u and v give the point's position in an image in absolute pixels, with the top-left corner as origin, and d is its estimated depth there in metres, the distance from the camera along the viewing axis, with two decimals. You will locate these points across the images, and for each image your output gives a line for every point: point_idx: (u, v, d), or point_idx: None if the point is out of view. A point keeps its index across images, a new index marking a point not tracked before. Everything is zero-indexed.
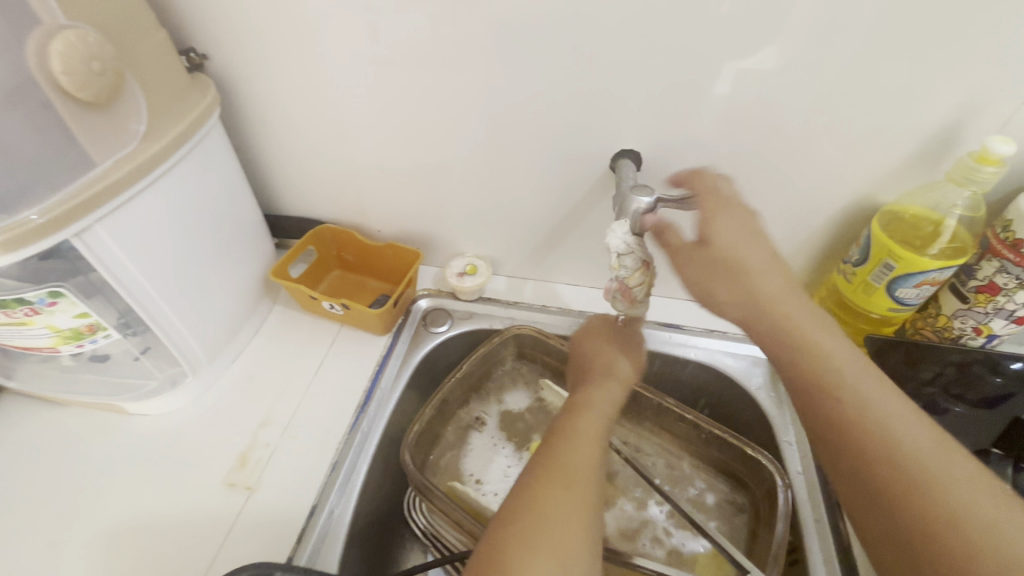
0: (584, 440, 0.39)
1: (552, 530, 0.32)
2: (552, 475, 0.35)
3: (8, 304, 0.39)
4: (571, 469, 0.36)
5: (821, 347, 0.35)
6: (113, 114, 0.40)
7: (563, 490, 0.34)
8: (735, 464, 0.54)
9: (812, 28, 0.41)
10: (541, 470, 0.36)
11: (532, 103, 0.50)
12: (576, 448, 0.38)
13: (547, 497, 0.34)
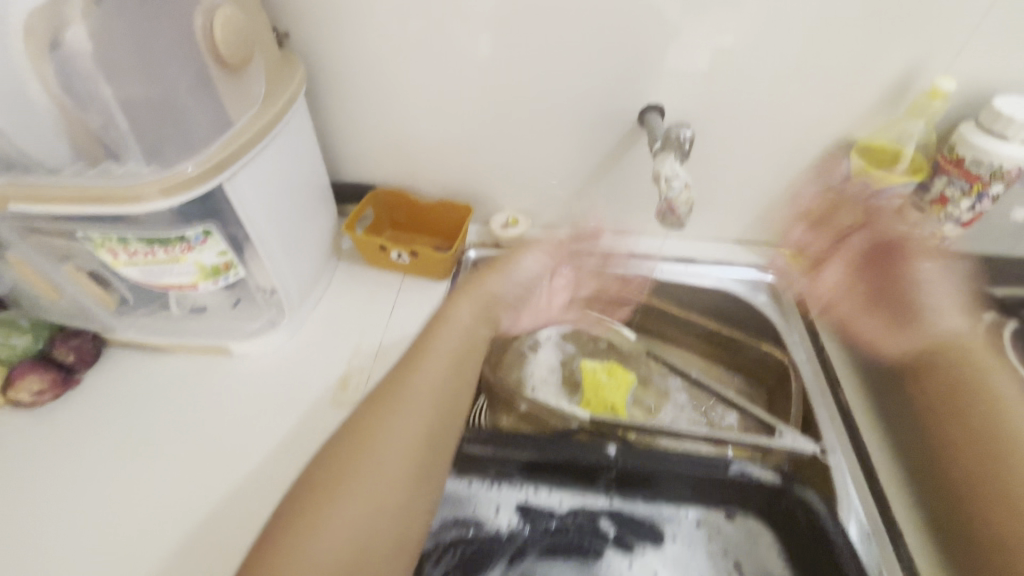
0: (414, 400, 0.44)
1: (331, 504, 0.38)
2: (354, 445, 0.41)
3: (170, 241, 0.46)
4: (359, 449, 0.41)
5: (988, 387, 0.52)
6: (245, 78, 0.47)
7: (382, 440, 0.41)
8: (745, 360, 0.67)
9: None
10: (338, 446, 0.41)
11: (567, 65, 0.61)
12: (404, 403, 0.44)
13: (362, 445, 0.41)
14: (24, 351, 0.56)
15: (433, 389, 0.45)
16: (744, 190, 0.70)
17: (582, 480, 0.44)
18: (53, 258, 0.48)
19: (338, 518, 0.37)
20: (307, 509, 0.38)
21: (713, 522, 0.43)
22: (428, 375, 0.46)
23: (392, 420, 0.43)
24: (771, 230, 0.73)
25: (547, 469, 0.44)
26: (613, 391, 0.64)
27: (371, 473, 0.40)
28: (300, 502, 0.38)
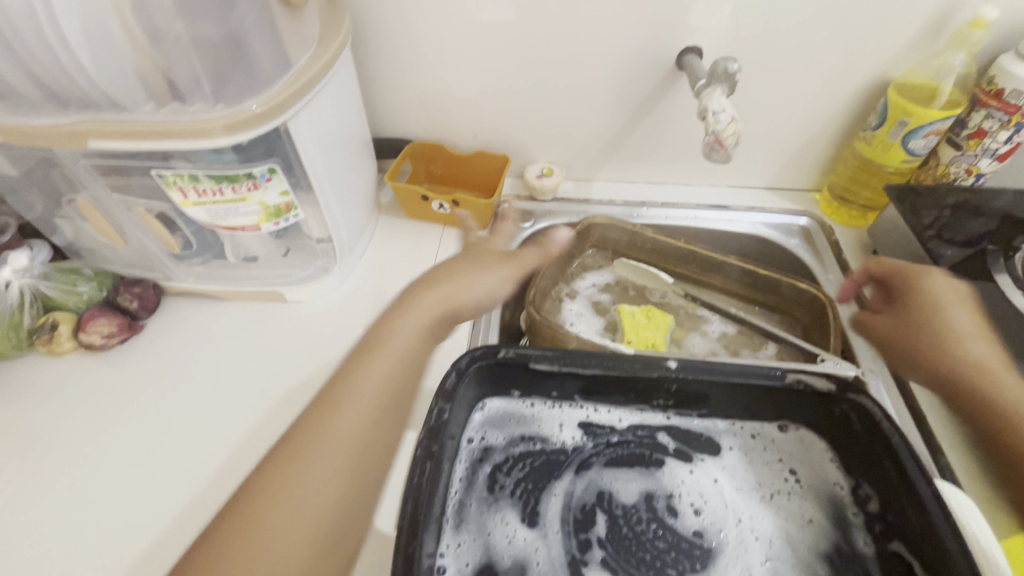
0: (327, 443, 0.39)
1: None
2: (247, 519, 0.36)
3: (238, 179, 0.48)
4: (255, 519, 0.36)
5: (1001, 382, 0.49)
6: (300, 20, 0.49)
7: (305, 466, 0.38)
8: (779, 300, 0.69)
9: None
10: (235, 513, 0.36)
11: (608, 11, 0.61)
12: (331, 429, 0.39)
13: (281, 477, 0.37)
14: (90, 299, 0.58)
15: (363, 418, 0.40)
16: (779, 135, 0.70)
17: (642, 396, 0.46)
18: (121, 203, 0.52)
19: None
20: (206, 572, 0.34)
21: (766, 434, 0.46)
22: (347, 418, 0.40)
23: (330, 430, 0.39)
24: (802, 174, 0.75)
25: (610, 387, 0.46)
26: (652, 331, 0.66)
27: (256, 555, 0.34)
28: (223, 537, 0.35)
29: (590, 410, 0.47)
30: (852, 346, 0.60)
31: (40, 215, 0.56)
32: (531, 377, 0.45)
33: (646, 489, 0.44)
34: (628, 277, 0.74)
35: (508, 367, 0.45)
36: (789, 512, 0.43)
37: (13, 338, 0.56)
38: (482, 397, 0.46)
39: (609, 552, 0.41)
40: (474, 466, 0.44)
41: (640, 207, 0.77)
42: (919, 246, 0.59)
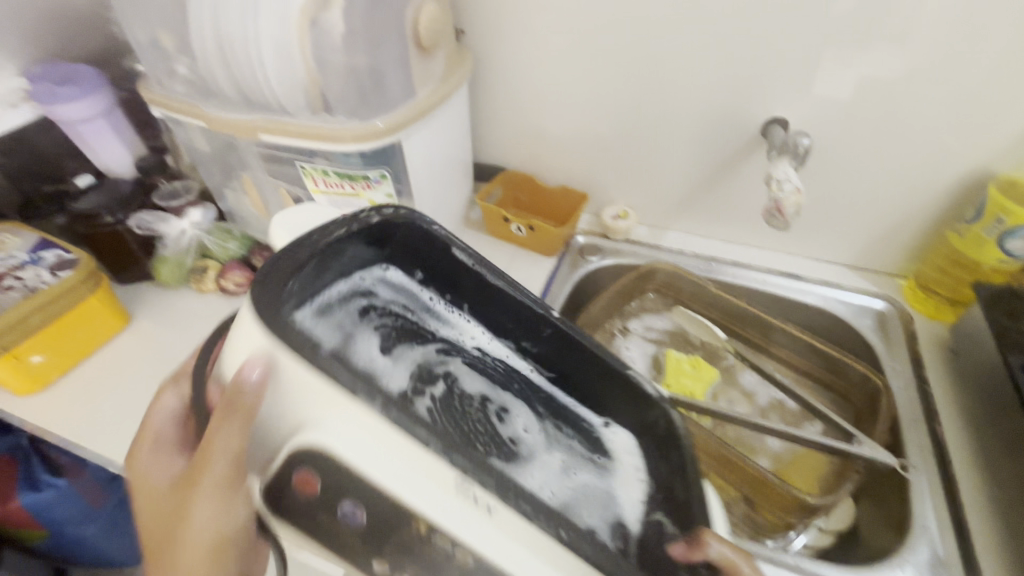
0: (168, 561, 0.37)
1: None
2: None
3: (357, 179, 0.60)
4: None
5: None
6: (430, 60, 0.60)
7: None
8: (836, 379, 0.67)
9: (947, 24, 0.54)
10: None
11: (702, 77, 0.66)
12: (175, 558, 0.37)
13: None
14: (234, 254, 0.74)
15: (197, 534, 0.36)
16: (864, 213, 0.70)
17: (513, 327, 0.47)
18: (271, 184, 0.67)
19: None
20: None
21: (590, 420, 0.47)
22: (201, 505, 0.35)
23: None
24: (888, 257, 0.72)
25: (492, 307, 0.47)
26: (693, 381, 0.68)
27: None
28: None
29: (464, 318, 0.48)
30: (903, 439, 0.57)
31: (216, 184, 0.73)
32: (440, 266, 0.47)
33: (485, 393, 0.45)
34: (682, 326, 0.76)
35: (415, 245, 0.46)
36: (604, 505, 0.41)
37: (177, 272, 0.72)
38: (381, 259, 0.46)
39: (436, 407, 0.40)
40: (352, 295, 0.42)
41: (711, 262, 0.78)
42: (996, 353, 0.55)
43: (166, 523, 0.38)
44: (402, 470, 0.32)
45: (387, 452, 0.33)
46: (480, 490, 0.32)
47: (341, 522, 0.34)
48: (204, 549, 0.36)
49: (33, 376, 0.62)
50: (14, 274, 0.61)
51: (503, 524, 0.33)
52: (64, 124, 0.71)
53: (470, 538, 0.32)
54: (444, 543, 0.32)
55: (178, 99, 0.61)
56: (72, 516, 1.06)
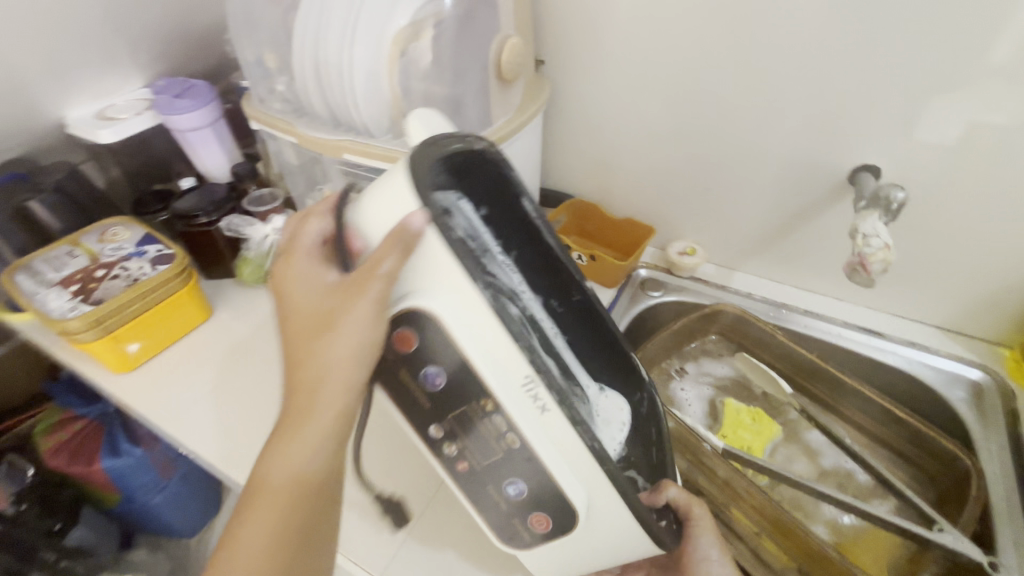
0: (311, 394, 0.38)
1: (296, 431, 0.38)
2: (290, 421, 0.38)
3: None
4: (303, 422, 0.38)
5: None
6: (509, 91, 0.61)
7: (239, 536, 0.38)
8: (917, 452, 0.61)
9: None
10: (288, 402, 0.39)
11: (785, 116, 0.64)
12: (303, 424, 0.38)
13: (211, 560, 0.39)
14: None
15: (347, 339, 0.37)
16: (962, 273, 0.64)
17: (544, 279, 0.48)
18: None
19: (303, 445, 0.38)
20: (287, 431, 0.38)
21: (587, 385, 0.48)
22: (357, 313, 0.36)
23: (263, 473, 0.38)
24: (988, 323, 0.66)
25: (535, 254, 0.48)
26: (752, 435, 0.64)
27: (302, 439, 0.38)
28: (281, 436, 0.39)
29: (501, 260, 0.45)
30: (995, 532, 0.51)
31: (300, 193, 0.78)
32: (497, 208, 0.45)
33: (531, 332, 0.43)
34: (742, 372, 0.72)
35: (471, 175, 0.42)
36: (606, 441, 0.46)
37: (257, 272, 0.78)
38: (450, 185, 0.40)
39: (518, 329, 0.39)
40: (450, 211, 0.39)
41: (782, 309, 0.74)
42: None
43: (311, 324, 0.38)
44: (485, 355, 0.37)
45: (477, 338, 0.37)
46: (538, 386, 0.38)
47: (417, 380, 0.40)
48: (353, 349, 0.37)
49: (128, 357, 0.68)
50: (121, 265, 0.67)
51: (547, 420, 0.39)
52: (177, 132, 0.79)
53: (518, 420, 0.38)
54: (498, 424, 0.40)
55: (274, 116, 0.65)
56: (145, 483, 1.16)
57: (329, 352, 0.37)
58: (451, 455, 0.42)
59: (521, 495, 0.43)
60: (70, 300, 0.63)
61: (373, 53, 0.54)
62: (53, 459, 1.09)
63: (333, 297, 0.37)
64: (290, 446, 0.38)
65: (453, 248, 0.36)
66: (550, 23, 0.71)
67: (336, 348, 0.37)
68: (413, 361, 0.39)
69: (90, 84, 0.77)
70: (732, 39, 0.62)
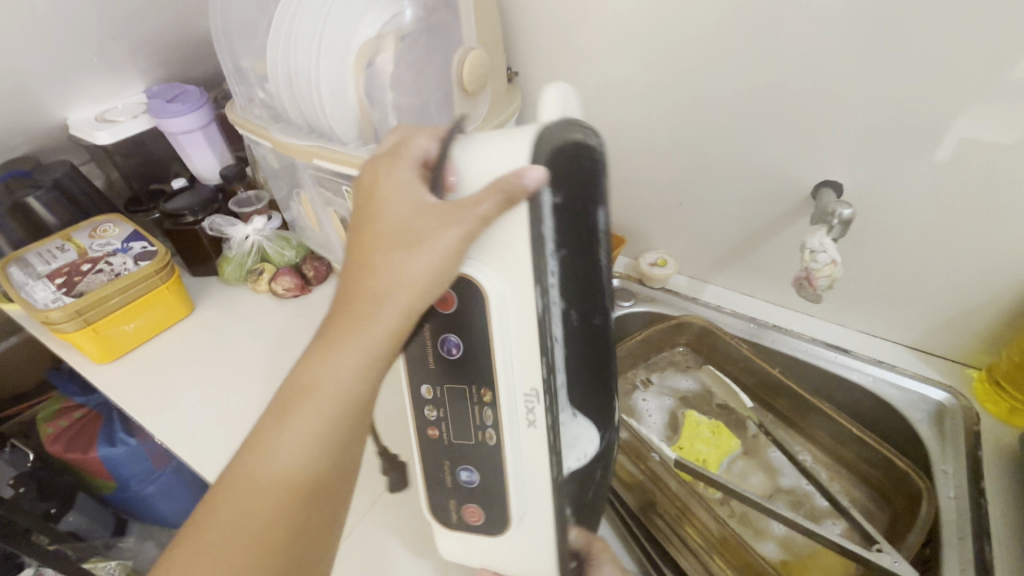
0: (370, 309, 0.36)
1: (344, 342, 0.36)
2: (342, 330, 0.37)
3: None
4: (354, 335, 0.36)
5: None
6: (475, 101, 0.63)
7: (273, 439, 0.36)
8: (873, 473, 0.61)
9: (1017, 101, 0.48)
10: (345, 309, 0.37)
11: (750, 133, 0.64)
12: (351, 336, 0.36)
13: (235, 462, 0.37)
14: (289, 261, 0.81)
15: (427, 263, 0.36)
16: (926, 291, 0.63)
17: (573, 300, 0.41)
18: (323, 203, 0.73)
19: (346, 359, 0.36)
20: (333, 338, 0.36)
21: (563, 412, 0.44)
22: (443, 240, 0.35)
23: (305, 378, 0.36)
24: (956, 344, 0.64)
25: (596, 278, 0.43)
26: (709, 448, 0.64)
27: (352, 355, 0.36)
28: (324, 343, 0.37)
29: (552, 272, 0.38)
30: (940, 558, 0.50)
31: (283, 196, 0.81)
32: (571, 208, 0.37)
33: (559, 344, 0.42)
34: (708, 386, 0.72)
35: (572, 174, 0.36)
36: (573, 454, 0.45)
37: (239, 271, 0.81)
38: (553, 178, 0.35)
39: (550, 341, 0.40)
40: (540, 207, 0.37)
41: (753, 324, 0.74)
42: None
43: (396, 233, 0.36)
44: (507, 353, 0.40)
45: (511, 334, 0.40)
46: (535, 402, 0.41)
47: (436, 343, 0.42)
48: (432, 274, 0.36)
49: (109, 347, 0.71)
50: (106, 261, 0.71)
51: (530, 434, 0.42)
52: (170, 135, 0.82)
53: (505, 419, 0.42)
54: (485, 414, 0.43)
55: (253, 122, 0.68)
56: (139, 473, 1.19)
57: (406, 272, 0.36)
58: (429, 418, 0.45)
59: (470, 483, 0.46)
60: (54, 292, 0.66)
61: (336, 64, 0.56)
62: (51, 444, 1.13)
63: (423, 217, 0.36)
64: (336, 356, 0.36)
65: (533, 242, 0.36)
66: (522, 36, 0.73)
67: (416, 267, 0.36)
68: (444, 323, 0.41)
69: (90, 89, 0.81)
70: (697, 56, 0.62)
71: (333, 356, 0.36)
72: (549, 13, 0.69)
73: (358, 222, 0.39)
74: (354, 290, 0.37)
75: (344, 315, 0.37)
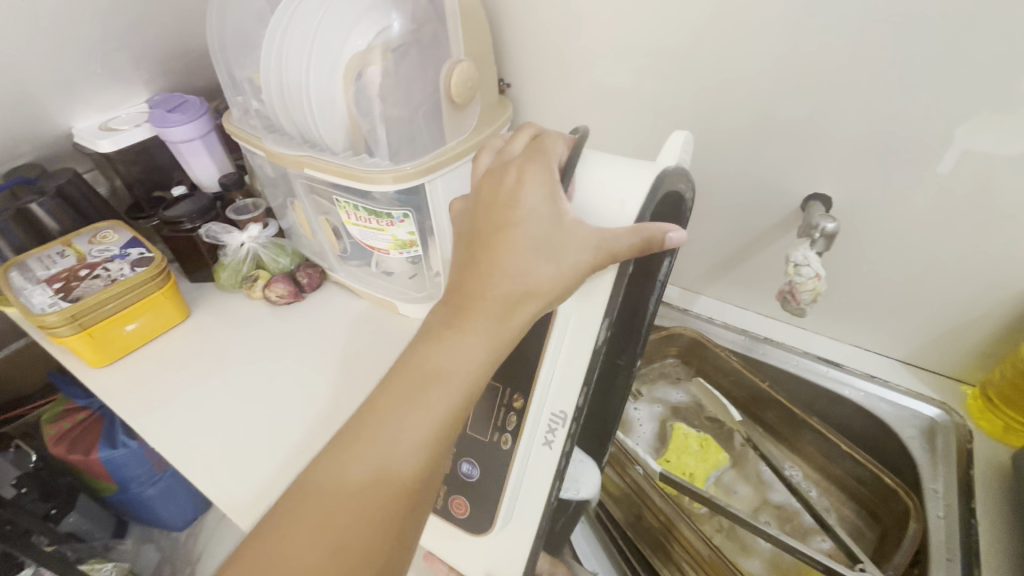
0: (498, 301, 0.40)
1: (474, 326, 0.40)
2: (472, 315, 0.41)
3: (383, 216, 0.64)
4: (481, 322, 0.40)
5: None
6: (464, 112, 0.64)
7: (406, 413, 0.40)
8: (863, 491, 0.60)
9: (999, 113, 0.48)
10: (473, 294, 0.41)
11: (739, 144, 0.64)
12: (481, 324, 0.40)
13: (363, 426, 0.40)
14: (283, 268, 0.83)
15: (556, 273, 0.40)
16: (915, 304, 0.63)
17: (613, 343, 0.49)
18: (316, 211, 0.74)
19: (477, 343, 0.40)
20: (464, 324, 0.41)
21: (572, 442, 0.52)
22: (570, 252, 0.40)
23: (438, 359, 0.40)
24: (948, 359, 0.64)
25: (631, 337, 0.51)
26: (696, 461, 0.64)
27: (480, 341, 0.40)
28: (455, 324, 0.41)
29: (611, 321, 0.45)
30: None
31: (278, 204, 0.83)
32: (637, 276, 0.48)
33: None
34: (697, 400, 0.71)
35: (668, 217, 0.46)
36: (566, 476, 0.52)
37: (234, 278, 0.82)
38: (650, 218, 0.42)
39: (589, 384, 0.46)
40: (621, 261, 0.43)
41: (745, 338, 0.73)
42: None
43: (533, 237, 0.40)
44: (556, 375, 0.45)
45: (563, 358, 0.45)
46: (559, 426, 0.45)
47: None
48: (559, 282, 0.40)
49: (104, 352, 0.72)
50: (104, 266, 0.72)
51: (544, 455, 0.46)
52: (171, 144, 0.84)
53: (528, 433, 0.46)
54: (510, 419, 0.47)
55: (250, 133, 0.70)
56: (139, 476, 1.21)
57: (536, 277, 0.40)
58: None
59: (469, 476, 0.49)
60: (51, 297, 0.68)
61: (327, 75, 0.57)
62: (54, 446, 1.15)
63: (558, 229, 0.40)
64: (468, 338, 0.40)
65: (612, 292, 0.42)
66: (513, 49, 0.75)
67: (546, 275, 0.40)
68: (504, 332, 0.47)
69: (94, 98, 0.83)
70: (683, 67, 0.62)
71: (463, 339, 0.40)
72: (539, 25, 0.70)
73: (491, 221, 0.42)
74: (489, 276, 0.41)
75: (476, 305, 0.41)
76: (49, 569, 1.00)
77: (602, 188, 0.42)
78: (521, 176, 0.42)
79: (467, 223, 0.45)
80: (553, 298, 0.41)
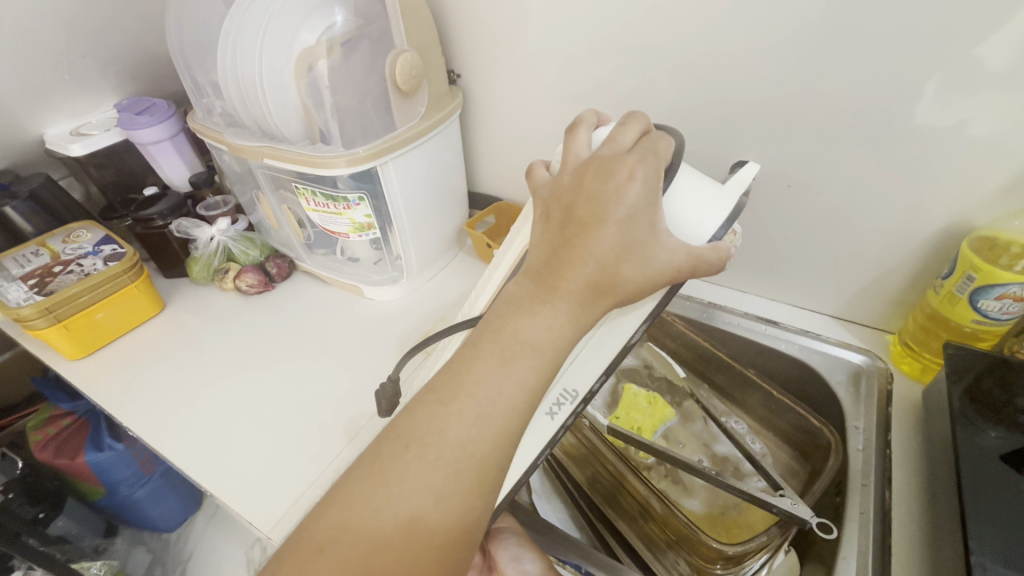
0: (576, 285, 0.38)
1: (549, 305, 0.38)
2: (546, 292, 0.39)
3: (339, 200, 0.68)
4: (557, 307, 0.38)
5: None
6: (412, 100, 0.68)
7: (495, 382, 0.38)
8: (797, 435, 0.65)
9: (886, 79, 0.53)
10: (552, 269, 0.39)
11: (671, 121, 0.68)
12: (558, 307, 0.38)
13: (454, 388, 0.38)
14: (254, 260, 0.86)
15: (644, 274, 0.38)
16: (840, 262, 0.67)
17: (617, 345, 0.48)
18: (279, 202, 0.78)
19: (555, 329, 0.38)
20: (539, 304, 0.39)
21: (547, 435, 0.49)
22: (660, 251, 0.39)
23: (522, 331, 0.38)
24: (871, 311, 0.69)
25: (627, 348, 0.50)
26: (645, 416, 0.69)
27: (557, 329, 0.38)
28: (532, 298, 0.39)
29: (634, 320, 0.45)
30: (845, 500, 0.53)
31: (245, 199, 0.86)
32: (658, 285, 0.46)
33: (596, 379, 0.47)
34: (659, 372, 0.75)
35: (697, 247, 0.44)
36: None
37: (206, 270, 0.85)
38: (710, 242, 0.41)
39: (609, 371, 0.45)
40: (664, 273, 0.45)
41: (705, 307, 0.76)
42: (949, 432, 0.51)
43: (623, 224, 0.38)
44: (582, 355, 0.44)
45: (592, 344, 0.44)
46: (567, 403, 0.43)
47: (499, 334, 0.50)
48: (644, 280, 0.39)
49: (82, 344, 0.76)
50: (77, 262, 0.76)
51: (542, 424, 0.43)
52: (140, 146, 0.87)
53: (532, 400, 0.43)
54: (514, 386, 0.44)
55: (212, 129, 0.74)
56: (127, 478, 1.22)
57: (625, 273, 0.38)
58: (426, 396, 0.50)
59: None
60: (27, 291, 0.71)
61: (276, 68, 0.61)
62: (39, 452, 1.16)
63: (655, 229, 0.39)
64: (539, 316, 0.38)
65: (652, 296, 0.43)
66: (460, 41, 0.79)
67: (635, 272, 0.38)
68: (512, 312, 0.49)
69: (62, 105, 0.86)
70: (612, 51, 0.67)
71: (545, 320, 0.38)
72: (481, 18, 0.75)
73: (592, 206, 0.39)
74: (575, 252, 0.38)
75: (567, 285, 0.38)
76: (40, 568, 1.02)
77: (681, 211, 0.41)
78: (634, 173, 0.38)
79: (552, 192, 0.43)
80: (637, 295, 0.39)
